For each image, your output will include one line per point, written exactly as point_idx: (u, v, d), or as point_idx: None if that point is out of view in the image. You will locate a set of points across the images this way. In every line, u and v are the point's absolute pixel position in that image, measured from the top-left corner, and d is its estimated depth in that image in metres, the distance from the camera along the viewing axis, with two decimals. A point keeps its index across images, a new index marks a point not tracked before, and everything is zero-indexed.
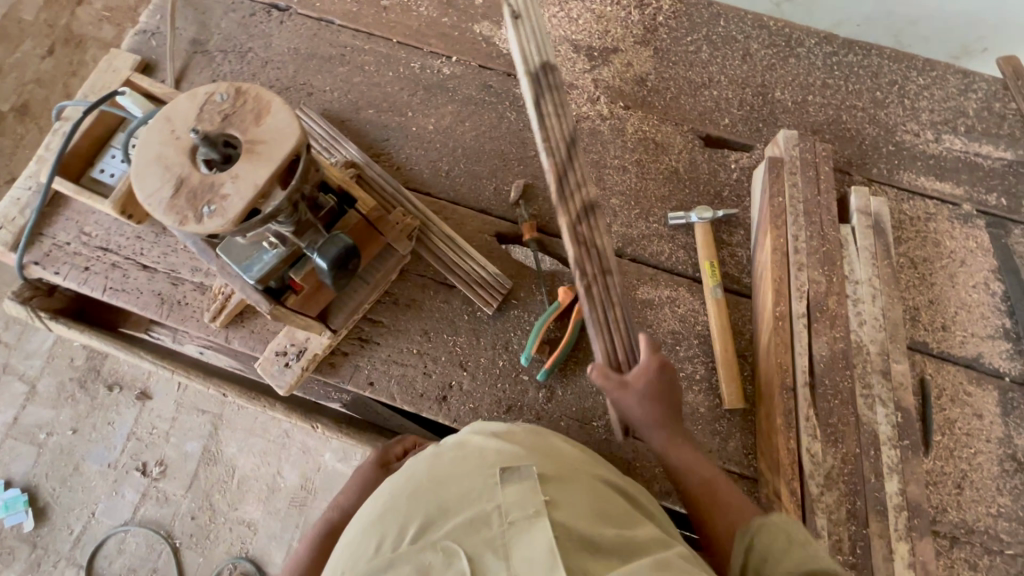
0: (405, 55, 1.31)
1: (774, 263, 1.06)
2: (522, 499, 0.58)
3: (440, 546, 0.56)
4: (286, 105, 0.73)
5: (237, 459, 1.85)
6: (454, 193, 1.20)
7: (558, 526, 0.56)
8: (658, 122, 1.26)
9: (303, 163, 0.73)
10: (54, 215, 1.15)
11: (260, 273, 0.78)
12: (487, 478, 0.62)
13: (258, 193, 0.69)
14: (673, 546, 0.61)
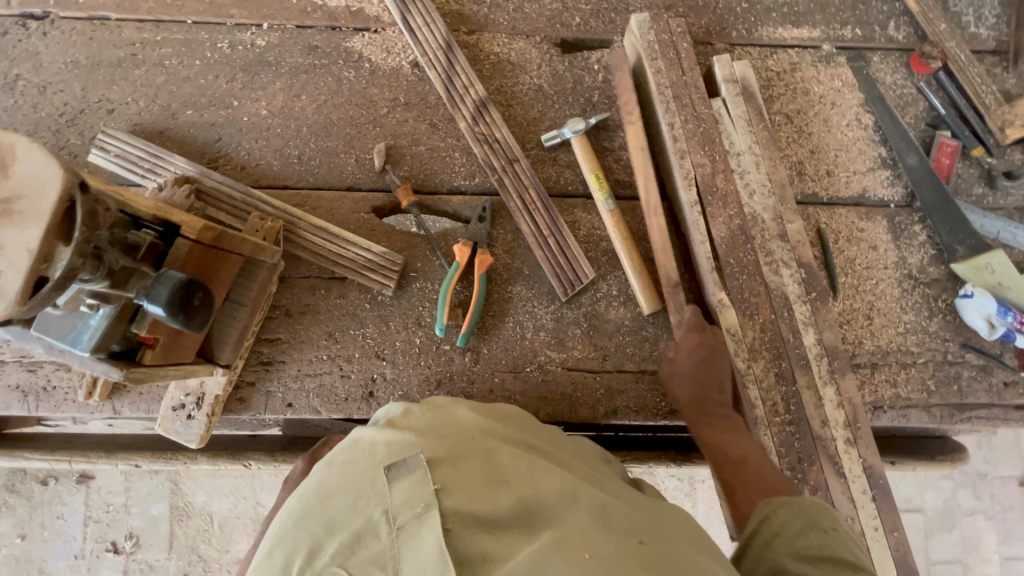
0: (208, 36, 1.12)
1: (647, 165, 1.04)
2: (409, 498, 0.54)
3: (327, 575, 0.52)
4: (34, 144, 0.59)
5: (211, 505, 1.74)
6: (314, 178, 1.08)
7: (447, 518, 0.53)
8: (508, 40, 1.16)
9: (83, 206, 0.61)
10: None
11: (92, 342, 0.67)
12: (374, 480, 0.58)
13: (39, 258, 0.57)
14: (585, 498, 0.59)
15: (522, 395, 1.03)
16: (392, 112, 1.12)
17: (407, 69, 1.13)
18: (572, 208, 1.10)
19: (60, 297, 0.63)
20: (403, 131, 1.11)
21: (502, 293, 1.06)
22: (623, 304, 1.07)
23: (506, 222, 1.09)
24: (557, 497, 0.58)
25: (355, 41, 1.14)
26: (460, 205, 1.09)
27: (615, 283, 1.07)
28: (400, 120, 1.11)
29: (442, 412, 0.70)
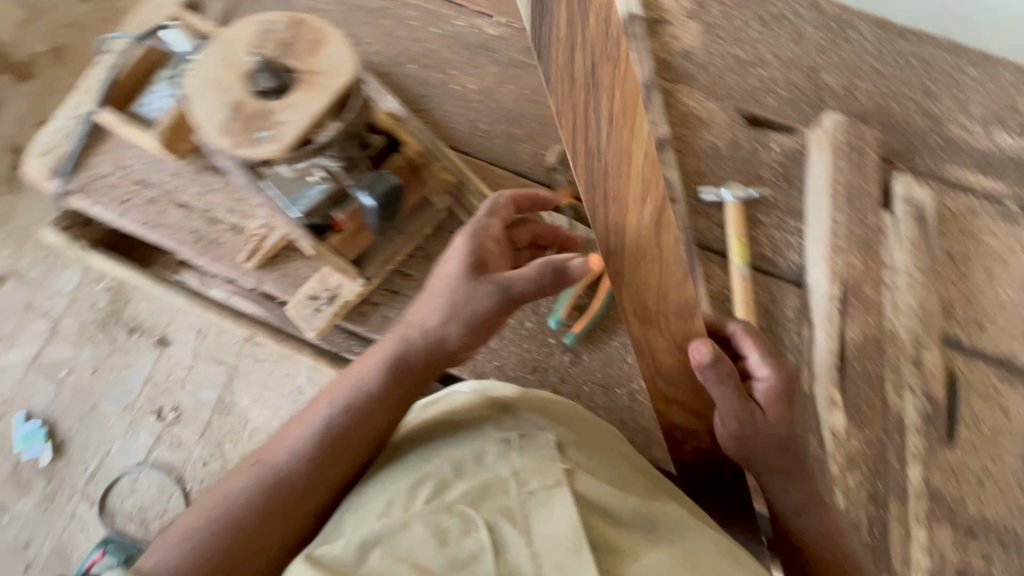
0: (450, 13, 1.29)
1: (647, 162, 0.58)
2: (542, 471, 0.66)
3: (458, 511, 0.62)
4: (343, 38, 0.73)
5: (248, 416, 1.80)
6: (492, 154, 1.20)
7: (577, 498, 0.64)
8: (701, 98, 1.24)
9: (357, 97, 0.74)
10: (97, 147, 1.15)
11: (306, 208, 0.79)
12: (507, 445, 0.69)
13: (316, 123, 0.70)
14: (684, 520, 0.69)
15: (605, 412, 1.05)
16: None
17: None
18: (709, 263, 1.13)
19: (306, 161, 0.75)
20: None
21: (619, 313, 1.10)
22: None
23: None
24: (661, 512, 0.68)
25: None
26: None
27: None
28: None
29: (552, 405, 0.81)
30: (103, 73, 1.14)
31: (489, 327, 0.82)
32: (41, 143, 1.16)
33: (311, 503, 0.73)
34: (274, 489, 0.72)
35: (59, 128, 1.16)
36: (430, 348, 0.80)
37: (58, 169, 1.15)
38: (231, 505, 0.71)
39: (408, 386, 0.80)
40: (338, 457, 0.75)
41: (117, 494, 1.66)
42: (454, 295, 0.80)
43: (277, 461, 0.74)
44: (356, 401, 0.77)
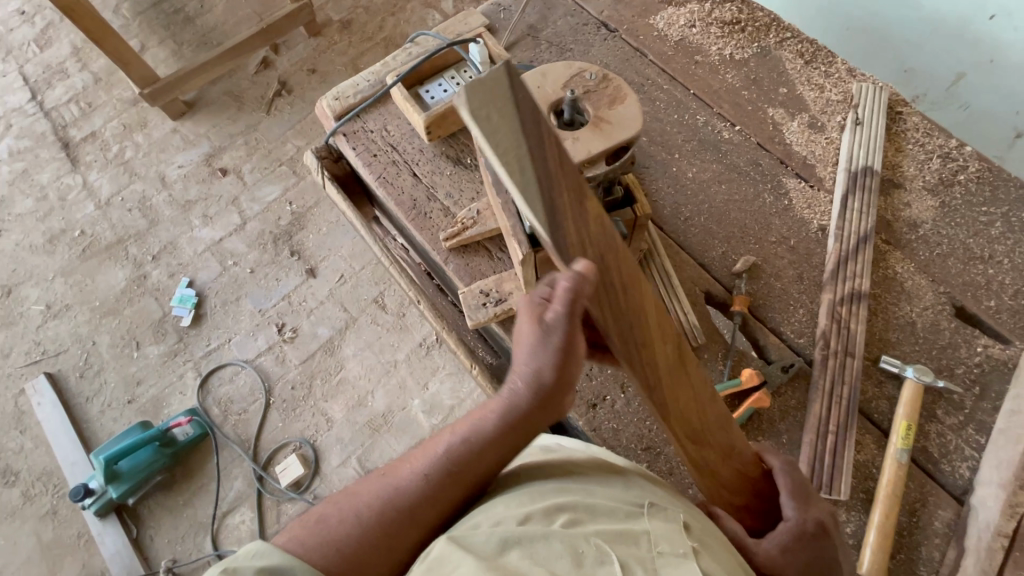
0: (695, 107, 1.41)
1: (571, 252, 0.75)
2: (672, 539, 0.71)
3: (594, 543, 0.68)
4: (637, 103, 0.84)
5: (347, 361, 2.37)
6: (684, 239, 1.26)
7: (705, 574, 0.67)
8: (913, 271, 1.20)
9: (628, 152, 0.84)
10: (375, 107, 1.40)
11: None
12: (636, 509, 0.76)
13: (586, 161, 0.82)
14: None
15: None
16: (776, 244, 1.24)
17: (814, 227, 1.25)
18: (864, 431, 1.07)
19: None
20: (774, 263, 1.22)
21: (751, 436, 1.07)
22: (848, 546, 0.99)
23: (799, 390, 1.10)
24: None
25: (790, 181, 1.31)
26: (773, 346, 1.14)
27: (855, 523, 1.00)
28: (778, 254, 1.23)
29: (667, 489, 0.87)
30: (407, 56, 1.39)
31: (572, 374, 0.80)
32: (338, 89, 1.42)
33: (425, 530, 0.78)
34: (393, 507, 0.78)
35: (355, 83, 1.42)
36: (541, 408, 0.81)
37: (340, 114, 1.41)
38: (353, 514, 0.78)
39: (517, 439, 0.82)
40: (449, 490, 0.80)
41: (223, 378, 2.39)
42: (551, 355, 0.78)
43: (393, 485, 0.80)
44: (469, 445, 0.81)
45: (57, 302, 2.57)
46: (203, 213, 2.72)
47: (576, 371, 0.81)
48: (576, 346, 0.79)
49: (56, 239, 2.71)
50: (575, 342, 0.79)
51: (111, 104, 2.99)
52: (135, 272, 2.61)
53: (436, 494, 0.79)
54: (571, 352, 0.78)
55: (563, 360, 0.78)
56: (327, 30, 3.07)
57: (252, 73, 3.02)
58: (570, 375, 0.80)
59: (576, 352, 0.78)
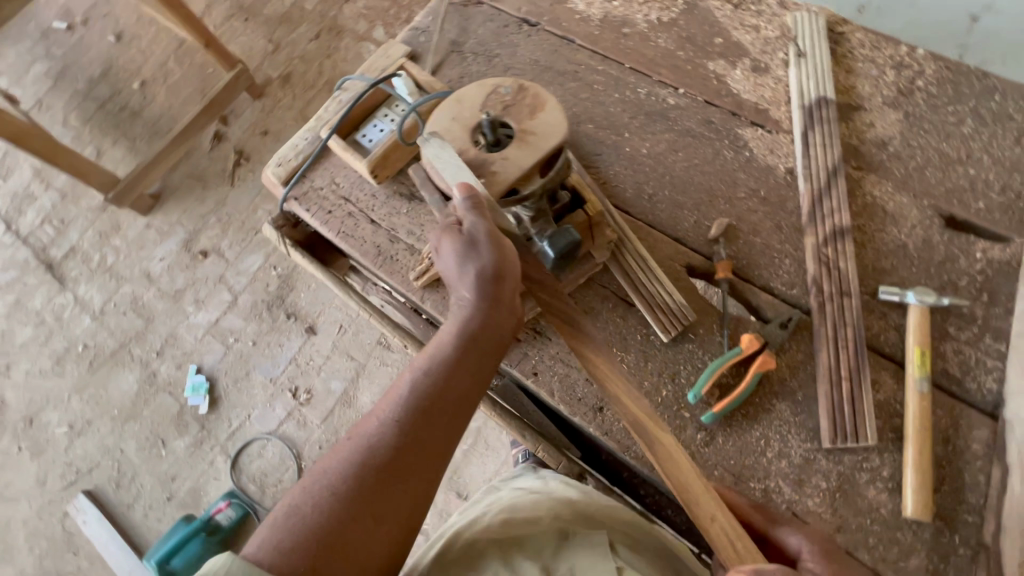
0: (634, 81, 1.37)
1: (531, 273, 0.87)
2: (592, 566, 0.81)
3: None
4: (559, 106, 0.82)
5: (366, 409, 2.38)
6: (653, 217, 1.22)
7: None
8: (893, 190, 1.15)
9: (561, 158, 0.81)
10: (319, 163, 1.38)
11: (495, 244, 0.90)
12: (560, 546, 0.85)
13: (520, 178, 0.80)
14: None
15: None
16: (747, 200, 1.20)
17: (781, 172, 1.21)
18: (880, 368, 1.03)
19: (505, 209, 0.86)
20: (749, 219, 1.18)
21: (765, 401, 1.04)
22: (889, 490, 0.95)
23: (803, 342, 1.07)
24: None
25: (746, 131, 1.26)
26: (767, 304, 1.11)
27: (890, 465, 0.96)
28: (751, 209, 1.19)
29: (599, 507, 0.96)
30: (337, 104, 1.36)
31: (507, 279, 0.87)
32: (279, 155, 1.40)
33: (421, 469, 0.77)
34: (378, 454, 0.76)
35: (294, 145, 1.40)
36: (490, 317, 0.86)
37: (286, 179, 1.39)
38: (340, 476, 0.74)
39: (487, 354, 0.86)
40: (434, 421, 0.80)
41: (252, 454, 2.41)
42: (478, 265, 0.85)
43: (372, 434, 0.78)
44: (444, 370, 0.83)
45: (78, 420, 2.60)
46: (194, 299, 2.74)
47: (509, 274, 0.87)
48: (503, 254, 0.86)
49: (62, 359, 2.73)
50: (501, 249, 0.86)
51: (83, 216, 3.00)
52: (144, 372, 2.63)
53: (422, 428, 0.79)
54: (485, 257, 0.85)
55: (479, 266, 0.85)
56: (270, 89, 3.05)
57: (208, 150, 3.00)
58: (502, 276, 0.86)
59: (509, 265, 0.86)
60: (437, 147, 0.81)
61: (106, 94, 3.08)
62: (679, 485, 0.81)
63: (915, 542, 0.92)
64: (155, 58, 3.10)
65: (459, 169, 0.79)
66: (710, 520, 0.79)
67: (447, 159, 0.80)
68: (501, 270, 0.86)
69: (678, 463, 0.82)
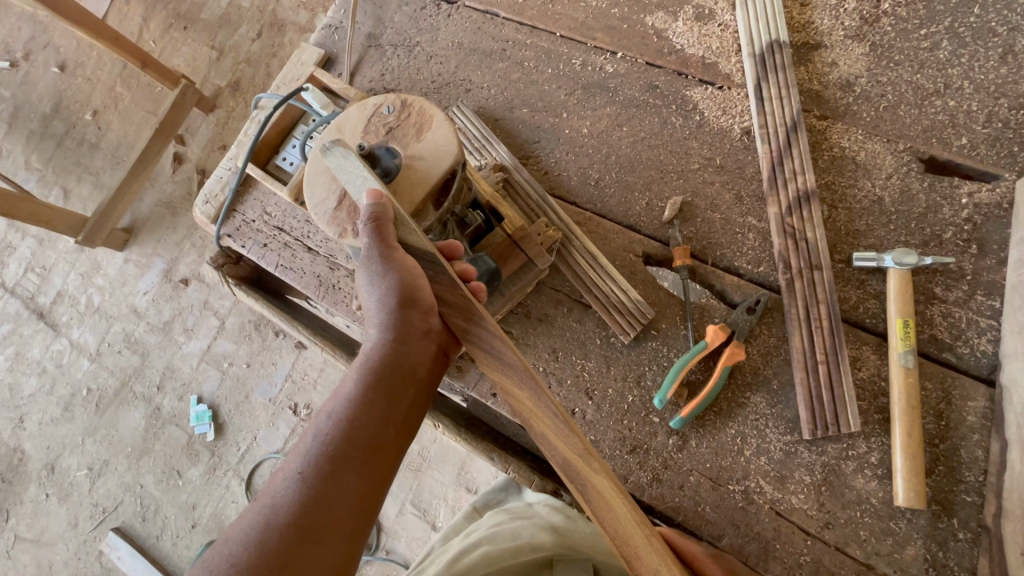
0: (567, 51, 1.22)
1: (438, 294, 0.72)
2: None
3: None
4: (447, 121, 0.75)
5: None
6: (601, 205, 1.12)
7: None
8: (863, 138, 1.02)
9: (457, 179, 0.76)
10: (245, 194, 1.29)
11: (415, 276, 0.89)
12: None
13: (416, 211, 0.74)
14: None
15: (712, 509, 0.92)
16: (701, 170, 1.08)
17: (736, 134, 1.08)
18: (860, 344, 0.93)
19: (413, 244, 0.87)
20: (705, 193, 1.07)
21: (738, 395, 0.95)
22: (878, 477, 0.88)
23: (774, 325, 0.97)
24: None
25: (695, 91, 1.13)
26: (732, 287, 1.01)
27: (878, 451, 0.89)
28: (707, 181, 1.07)
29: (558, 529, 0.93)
30: (254, 127, 1.27)
31: (421, 299, 0.72)
32: (205, 191, 1.32)
33: (336, 541, 0.61)
34: (279, 526, 0.60)
35: (219, 177, 1.32)
36: (407, 346, 0.71)
37: (217, 215, 1.32)
38: (230, 562, 0.59)
39: (410, 389, 0.71)
40: (349, 478, 0.64)
41: None
42: (382, 287, 0.71)
43: (274, 500, 0.63)
44: (356, 414, 0.67)
45: (97, 461, 2.33)
46: (184, 328, 2.35)
47: (423, 292, 0.72)
48: (410, 267, 0.72)
49: (70, 406, 2.41)
50: (404, 262, 0.72)
51: (62, 260, 2.54)
52: (149, 409, 2.32)
53: (332, 490, 0.62)
54: (389, 273, 0.71)
55: (384, 286, 0.71)
56: (221, 99, 2.42)
57: (169, 174, 2.45)
58: (412, 295, 0.71)
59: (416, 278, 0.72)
60: (338, 154, 0.74)
61: (51, 123, 2.49)
62: (616, 532, 0.66)
63: (911, 531, 0.85)
64: (101, 81, 2.46)
65: (360, 180, 0.72)
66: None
67: (349, 167, 0.73)
68: (412, 290, 0.71)
69: (613, 509, 0.66)
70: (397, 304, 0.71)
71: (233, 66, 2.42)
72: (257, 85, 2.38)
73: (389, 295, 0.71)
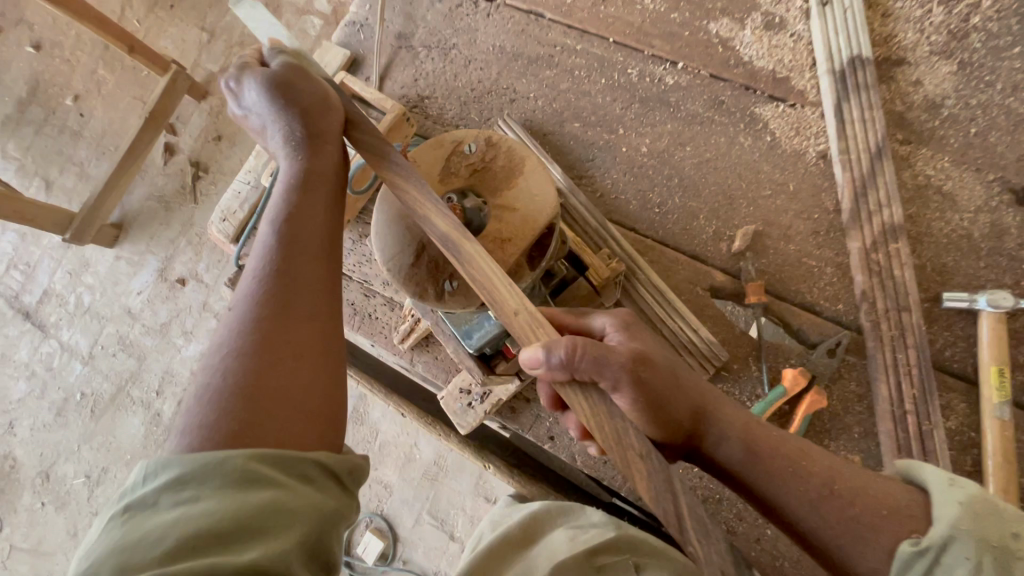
0: (622, 59, 1.12)
1: (320, 91, 0.68)
2: None
3: None
4: (541, 166, 0.67)
5: None
6: (664, 232, 1.04)
7: None
8: (950, 166, 0.95)
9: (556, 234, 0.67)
10: (268, 210, 1.19)
11: (480, 339, 0.76)
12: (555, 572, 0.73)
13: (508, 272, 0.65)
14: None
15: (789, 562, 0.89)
16: (773, 197, 1.01)
17: (811, 157, 1.00)
18: (949, 391, 0.88)
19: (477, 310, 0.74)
20: (777, 221, 0.99)
21: (816, 444, 0.90)
22: None
23: (856, 369, 0.91)
24: None
25: (764, 108, 1.04)
26: (809, 326, 0.94)
27: None
28: (779, 208, 1.00)
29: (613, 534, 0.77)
30: None
31: (325, 99, 0.68)
32: (221, 206, 1.21)
33: (317, 312, 0.59)
34: (247, 326, 0.56)
35: (237, 192, 1.22)
36: (318, 145, 0.67)
37: (236, 233, 1.21)
38: (227, 360, 0.54)
39: (331, 180, 0.67)
40: (300, 269, 0.59)
41: None
42: (281, 88, 0.67)
43: (229, 323, 0.58)
44: (286, 216, 0.62)
45: (95, 469, 2.22)
46: (183, 330, 2.21)
47: (326, 93, 0.69)
48: (305, 72, 0.69)
49: (64, 410, 2.28)
50: (299, 69, 0.69)
51: (49, 257, 2.37)
52: (148, 414, 2.20)
53: (288, 281, 0.58)
54: (283, 77, 0.67)
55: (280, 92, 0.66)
56: (216, 87, 2.23)
57: (161, 167, 2.27)
58: (317, 94, 0.68)
59: (312, 81, 0.68)
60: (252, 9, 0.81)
61: (29, 108, 2.30)
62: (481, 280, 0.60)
63: None
64: (82, 63, 2.27)
65: (280, 29, 0.82)
66: (512, 312, 0.59)
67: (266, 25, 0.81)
68: (309, 91, 0.68)
69: (473, 257, 0.60)
70: (296, 106, 0.67)
71: (227, 49, 2.23)
72: None
73: (285, 100, 0.67)
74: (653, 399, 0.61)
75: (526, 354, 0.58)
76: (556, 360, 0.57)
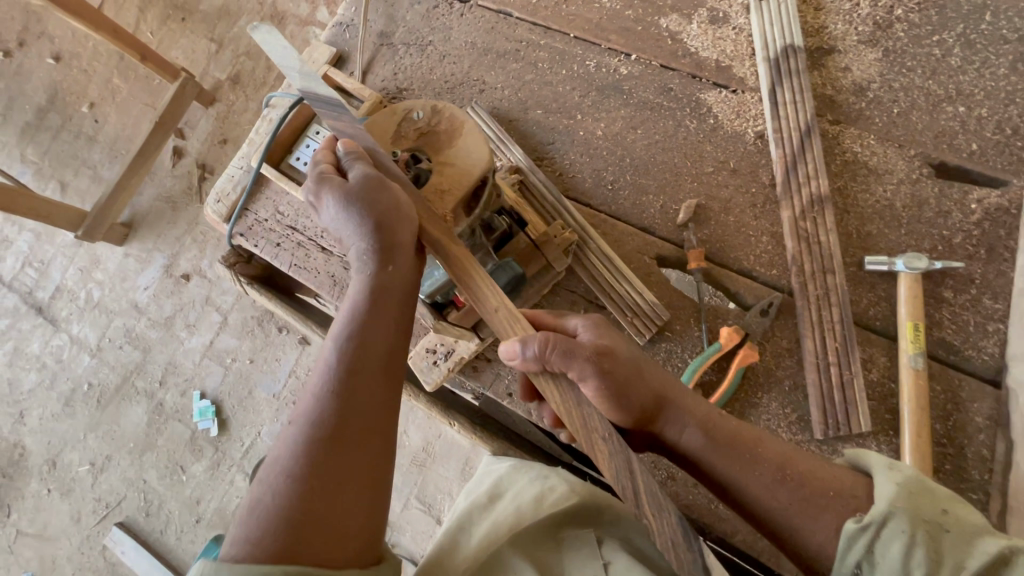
0: (581, 52, 1.23)
1: (391, 197, 0.67)
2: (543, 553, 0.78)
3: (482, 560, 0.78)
4: (477, 128, 0.77)
5: None
6: (616, 207, 1.13)
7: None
8: (875, 143, 1.04)
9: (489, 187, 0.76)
10: (258, 193, 1.29)
11: (430, 287, 0.86)
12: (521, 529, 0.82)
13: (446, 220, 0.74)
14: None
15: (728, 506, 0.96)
16: (715, 173, 1.09)
17: (750, 137, 1.09)
18: (872, 346, 0.95)
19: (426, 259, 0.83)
20: (719, 196, 1.08)
21: (751, 396, 0.98)
22: None
23: (788, 328, 0.99)
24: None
25: (708, 94, 1.14)
26: (746, 289, 1.02)
27: (889, 450, 0.92)
28: (721, 183, 1.09)
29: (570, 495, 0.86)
30: (268, 126, 1.28)
31: (392, 204, 0.67)
32: (216, 189, 1.32)
33: (372, 444, 0.59)
34: (307, 444, 0.57)
35: (230, 176, 1.33)
36: (387, 258, 0.66)
37: (228, 214, 1.32)
38: (283, 478, 0.56)
39: (397, 297, 0.66)
40: (359, 397, 0.60)
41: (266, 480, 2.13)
42: (349, 197, 0.67)
43: (292, 434, 0.59)
44: (354, 340, 0.62)
45: (99, 457, 2.28)
46: (185, 323, 2.29)
47: (394, 196, 0.68)
48: (375, 174, 0.68)
49: (71, 401, 2.36)
50: (367, 175, 0.68)
51: (61, 254, 2.47)
52: (152, 404, 2.27)
53: (348, 404, 0.59)
54: (360, 191, 0.67)
55: (355, 208, 0.66)
56: (222, 92, 2.37)
57: (169, 168, 2.40)
58: (391, 206, 0.67)
59: (384, 189, 0.67)
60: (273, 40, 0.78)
61: (48, 115, 2.45)
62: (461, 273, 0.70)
63: None
64: (99, 72, 2.42)
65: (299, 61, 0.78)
66: (494, 310, 0.69)
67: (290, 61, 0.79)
68: (381, 202, 0.67)
69: (462, 257, 0.70)
70: (368, 215, 0.66)
71: (233, 58, 2.38)
72: (258, 78, 2.34)
73: (359, 212, 0.67)
74: (619, 389, 0.69)
75: (506, 348, 0.68)
76: (530, 353, 0.66)
